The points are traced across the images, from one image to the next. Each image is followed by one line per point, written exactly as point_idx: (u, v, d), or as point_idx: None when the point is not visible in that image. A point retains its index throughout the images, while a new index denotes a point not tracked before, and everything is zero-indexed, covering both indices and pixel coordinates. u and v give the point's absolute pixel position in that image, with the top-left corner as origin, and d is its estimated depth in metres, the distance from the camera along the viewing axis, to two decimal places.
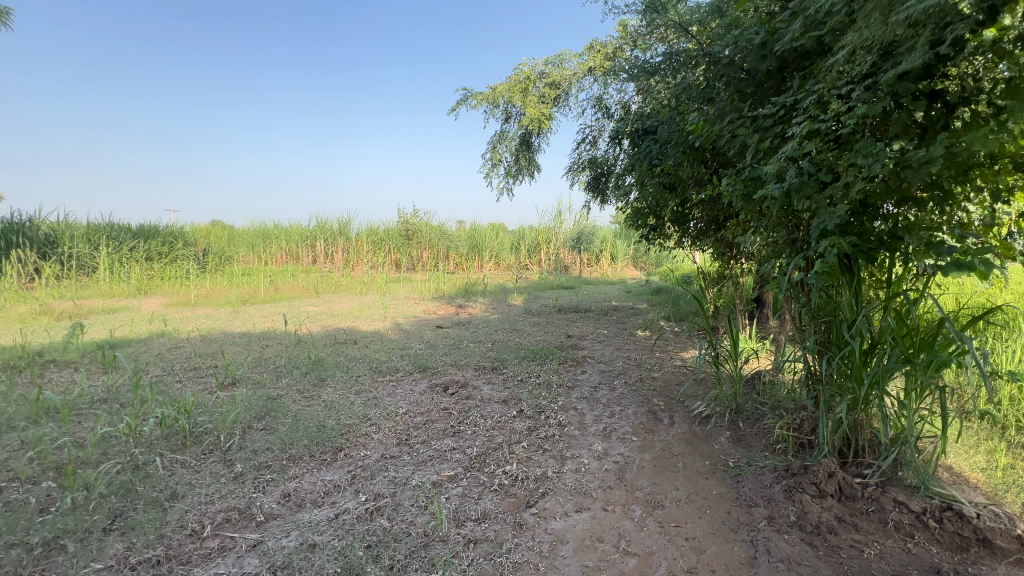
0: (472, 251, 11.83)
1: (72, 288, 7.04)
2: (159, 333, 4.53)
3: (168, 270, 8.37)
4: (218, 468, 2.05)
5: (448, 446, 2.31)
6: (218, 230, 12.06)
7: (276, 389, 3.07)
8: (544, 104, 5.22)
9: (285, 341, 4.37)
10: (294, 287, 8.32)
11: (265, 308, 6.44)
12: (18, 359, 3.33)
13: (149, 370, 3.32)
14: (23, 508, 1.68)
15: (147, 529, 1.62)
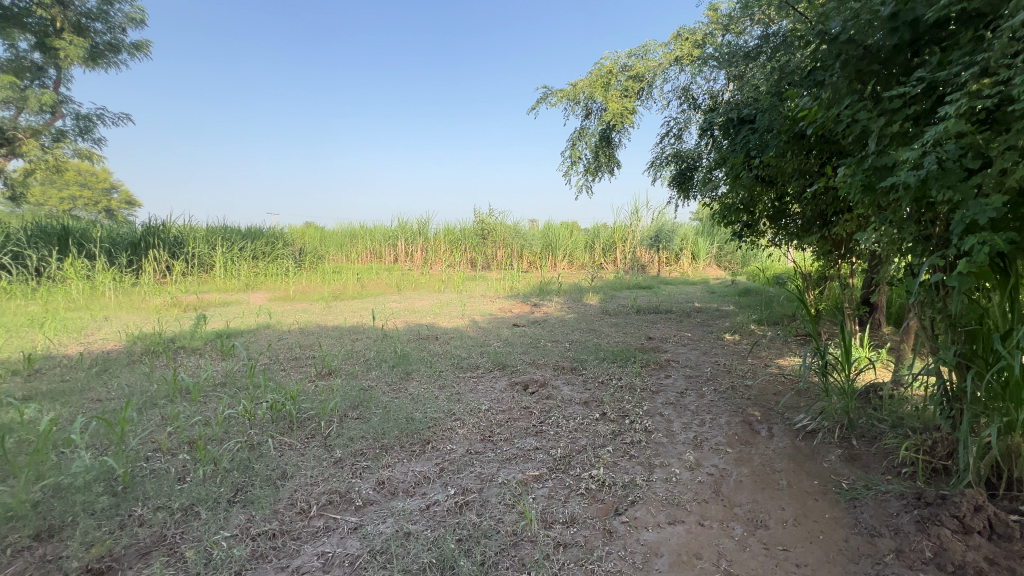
0: (546, 250, 11.83)
1: (195, 283, 8.02)
2: (266, 325, 5.01)
3: (271, 267, 9.25)
4: (320, 452, 2.21)
5: (531, 445, 2.31)
6: (313, 231, 13.11)
7: (367, 380, 3.25)
8: (627, 98, 5.07)
9: (373, 335, 4.63)
10: (378, 284, 8.82)
11: (353, 304, 6.88)
12: (157, 345, 3.84)
13: (259, 358, 3.67)
14: (165, 475, 1.92)
15: (264, 504, 1.78)
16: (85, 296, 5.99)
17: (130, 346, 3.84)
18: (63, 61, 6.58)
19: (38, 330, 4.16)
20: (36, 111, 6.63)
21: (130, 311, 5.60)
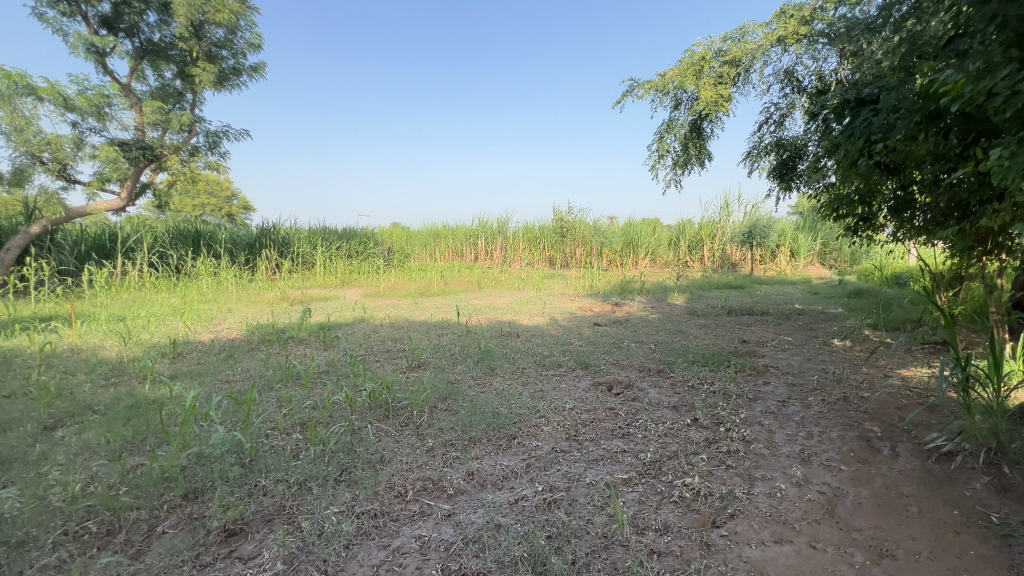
0: (626, 247, 11.51)
1: (300, 278, 8.84)
2: (361, 319, 5.40)
3: (363, 265, 9.93)
4: (413, 440, 2.33)
5: (618, 447, 2.25)
6: (401, 231, 13.89)
7: (454, 374, 3.37)
8: (721, 85, 4.77)
9: (457, 330, 4.80)
10: (460, 282, 9.11)
11: (437, 300, 7.18)
12: (271, 335, 4.28)
13: (356, 349, 3.96)
14: (282, 451, 2.13)
15: (366, 485, 1.91)
16: (212, 290, 6.84)
17: (250, 335, 4.34)
18: (198, 86, 7.56)
19: (179, 320, 4.82)
20: (177, 131, 7.67)
21: (248, 304, 6.30)
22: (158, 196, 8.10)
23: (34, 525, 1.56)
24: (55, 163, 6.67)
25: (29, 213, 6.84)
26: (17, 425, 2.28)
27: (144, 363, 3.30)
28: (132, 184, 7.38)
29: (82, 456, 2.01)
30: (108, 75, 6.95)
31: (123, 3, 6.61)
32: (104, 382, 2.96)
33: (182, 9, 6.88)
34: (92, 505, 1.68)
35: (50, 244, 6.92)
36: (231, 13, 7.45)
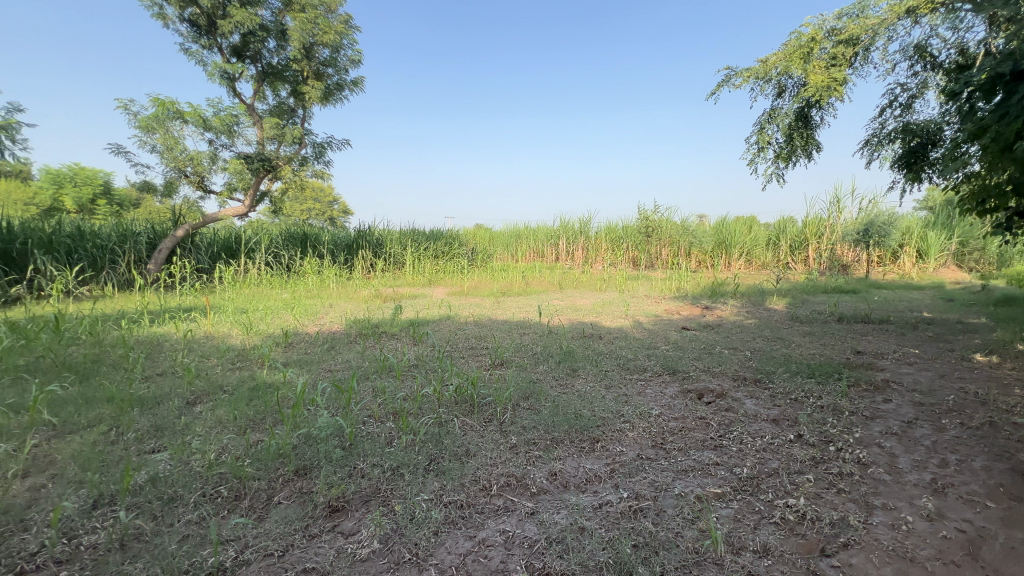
0: (718, 247, 10.81)
1: (391, 277, 9.43)
2: (446, 316, 5.63)
3: (449, 265, 10.33)
4: (497, 436, 2.38)
5: (710, 459, 2.13)
6: (484, 233, 14.28)
7: (535, 373, 3.40)
8: (834, 67, 4.30)
9: (539, 330, 4.83)
10: (541, 282, 9.14)
11: (519, 300, 7.27)
12: (367, 329, 4.61)
13: (443, 345, 4.13)
14: (378, 437, 2.29)
15: (453, 476, 1.99)
16: (317, 287, 7.52)
17: (349, 329, 4.71)
18: (308, 102, 8.35)
19: (290, 313, 5.36)
20: (290, 144, 8.54)
21: (347, 300, 6.84)
22: (274, 203, 9.07)
23: (181, 485, 1.82)
24: (196, 176, 7.75)
25: (175, 219, 8.01)
26: (167, 399, 2.69)
27: (262, 351, 3.72)
28: (253, 192, 8.35)
29: (216, 429, 2.30)
30: (237, 97, 7.92)
31: (249, 33, 7.53)
32: (232, 366, 3.37)
33: (296, 34, 7.65)
34: (223, 473, 1.92)
35: (191, 246, 8.04)
36: (337, 34, 8.12)
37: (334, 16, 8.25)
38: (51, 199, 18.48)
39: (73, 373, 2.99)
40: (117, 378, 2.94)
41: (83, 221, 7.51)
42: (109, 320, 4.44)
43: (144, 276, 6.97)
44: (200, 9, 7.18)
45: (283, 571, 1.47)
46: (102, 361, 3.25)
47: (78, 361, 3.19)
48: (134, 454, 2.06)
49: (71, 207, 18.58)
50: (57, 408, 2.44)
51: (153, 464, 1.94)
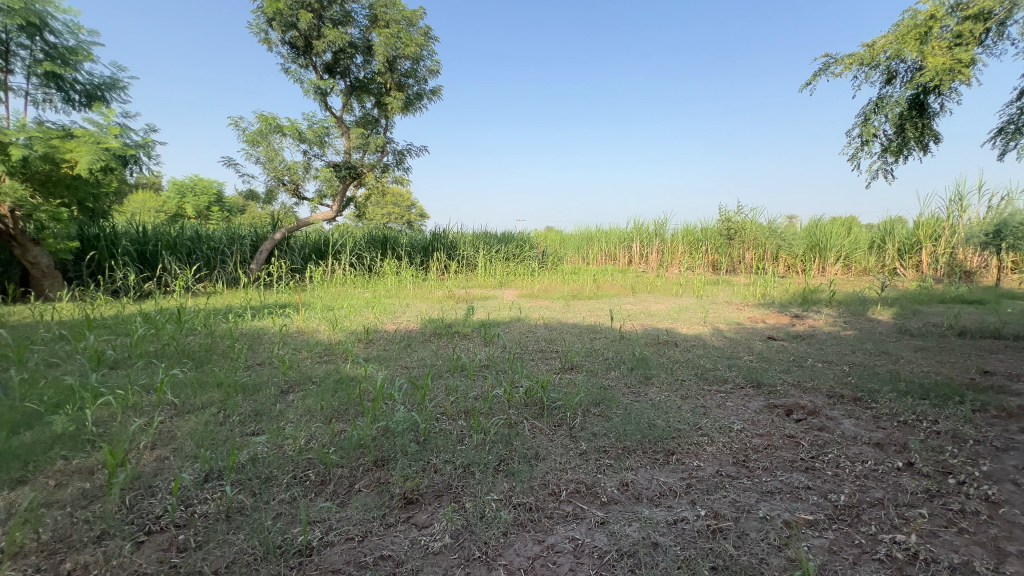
0: (810, 251, 9.95)
1: (464, 278, 9.70)
2: (517, 318, 5.68)
3: (519, 267, 10.42)
4: (567, 441, 2.35)
5: (800, 482, 1.95)
6: (555, 235, 14.26)
7: (607, 379, 3.32)
8: (959, 46, 3.78)
9: (611, 335, 4.72)
10: (613, 286, 8.93)
11: (590, 304, 7.16)
12: (441, 329, 4.77)
13: (513, 347, 4.17)
14: (450, 435, 2.36)
15: (523, 478, 2.00)
16: (395, 287, 7.92)
17: (424, 327, 4.92)
18: (390, 112, 8.81)
19: (371, 311, 5.69)
20: (374, 152, 9.08)
21: (422, 301, 7.13)
22: (359, 208, 9.70)
23: (276, 467, 1.99)
24: (292, 184, 8.49)
25: (274, 223, 8.83)
26: (265, 387, 2.96)
27: (347, 346, 3.98)
28: (341, 198, 8.98)
29: (306, 417, 2.50)
30: (328, 111, 8.58)
31: (340, 51, 8.14)
32: (320, 359, 3.65)
33: (380, 48, 8.13)
34: (312, 459, 2.07)
35: (286, 247, 8.84)
36: (418, 46, 8.49)
37: (416, 29, 8.65)
38: (176, 206, 21.17)
39: (190, 360, 3.39)
40: (225, 366, 3.29)
41: (200, 226, 8.53)
42: (220, 314, 4.98)
43: (248, 275, 7.75)
44: (299, 32, 7.87)
45: (361, 555, 1.55)
46: (214, 350, 3.66)
47: (195, 349, 3.61)
48: (238, 435, 2.29)
49: (192, 214, 21.15)
50: (178, 390, 2.78)
51: (253, 446, 2.15)
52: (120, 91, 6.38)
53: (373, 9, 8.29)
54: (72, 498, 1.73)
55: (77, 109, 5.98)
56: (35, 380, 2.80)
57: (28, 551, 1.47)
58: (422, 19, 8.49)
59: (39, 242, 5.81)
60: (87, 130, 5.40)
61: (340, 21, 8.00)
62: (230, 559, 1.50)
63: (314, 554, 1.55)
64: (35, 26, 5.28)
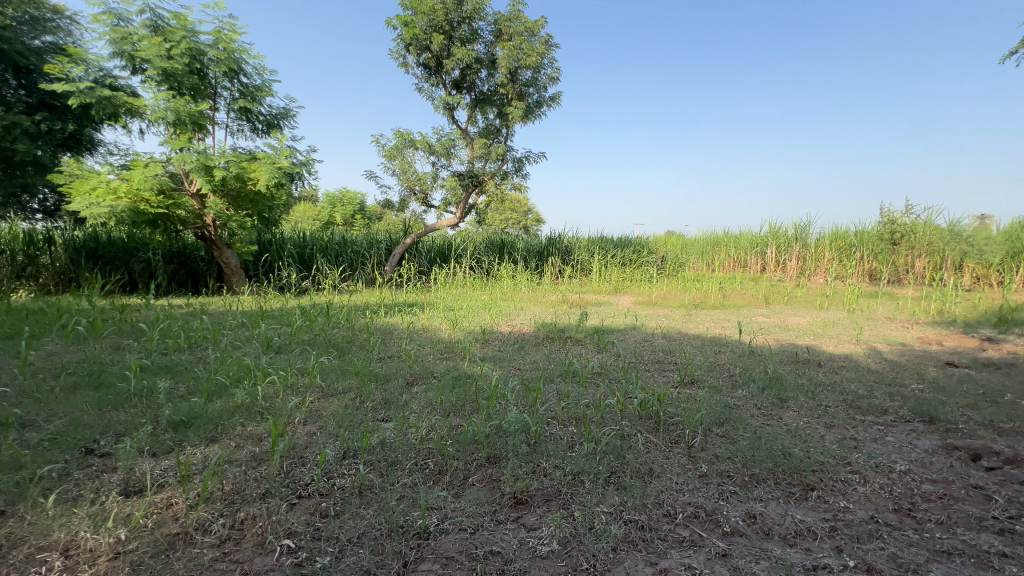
0: (1011, 259, 8.02)
1: (578, 283, 9.62)
2: (633, 326, 5.47)
3: (636, 273, 10.05)
4: (684, 461, 2.19)
5: (991, 547, 1.59)
6: (676, 240, 13.51)
7: (732, 398, 3.03)
8: None
9: (738, 350, 4.30)
10: (742, 295, 8.14)
11: (714, 314, 6.62)
12: (553, 333, 4.81)
13: (628, 356, 4.03)
14: (560, 440, 2.34)
15: (635, 493, 1.91)
16: (511, 290, 8.19)
17: (538, 331, 4.99)
18: (510, 120, 9.09)
19: (488, 313, 5.95)
20: (494, 161, 9.49)
21: (536, 304, 7.25)
22: (480, 214, 10.21)
23: (400, 452, 2.17)
24: (422, 193, 9.26)
25: (406, 230, 9.70)
26: (394, 377, 3.26)
27: (465, 345, 4.21)
28: (464, 205, 9.54)
29: (427, 409, 2.69)
30: (455, 124, 9.18)
31: (467, 67, 8.68)
32: (441, 356, 3.91)
33: (503, 61, 8.49)
34: (431, 449, 2.22)
35: (414, 251, 9.68)
36: (539, 55, 8.67)
37: (537, 39, 8.87)
38: (329, 215, 24.42)
39: (335, 350, 3.88)
40: (362, 357, 3.70)
41: (346, 232, 9.72)
42: (359, 310, 5.62)
43: (382, 276, 8.63)
44: (431, 53, 8.57)
45: (473, 547, 1.62)
46: (353, 342, 4.14)
47: (339, 341, 4.12)
48: (371, 420, 2.55)
49: (341, 222, 24.20)
50: (325, 375, 3.19)
51: (382, 431, 2.37)
52: (290, 119, 7.54)
53: (497, 24, 8.71)
54: (246, 459, 2.08)
55: (260, 136, 7.21)
56: (224, 358, 3.43)
57: (215, 497, 1.80)
58: (543, 28, 8.67)
59: (230, 247, 7.13)
60: (266, 153, 6.49)
61: (467, 39, 8.55)
62: (362, 530, 1.67)
63: (431, 539, 1.65)
64: (234, 71, 6.50)
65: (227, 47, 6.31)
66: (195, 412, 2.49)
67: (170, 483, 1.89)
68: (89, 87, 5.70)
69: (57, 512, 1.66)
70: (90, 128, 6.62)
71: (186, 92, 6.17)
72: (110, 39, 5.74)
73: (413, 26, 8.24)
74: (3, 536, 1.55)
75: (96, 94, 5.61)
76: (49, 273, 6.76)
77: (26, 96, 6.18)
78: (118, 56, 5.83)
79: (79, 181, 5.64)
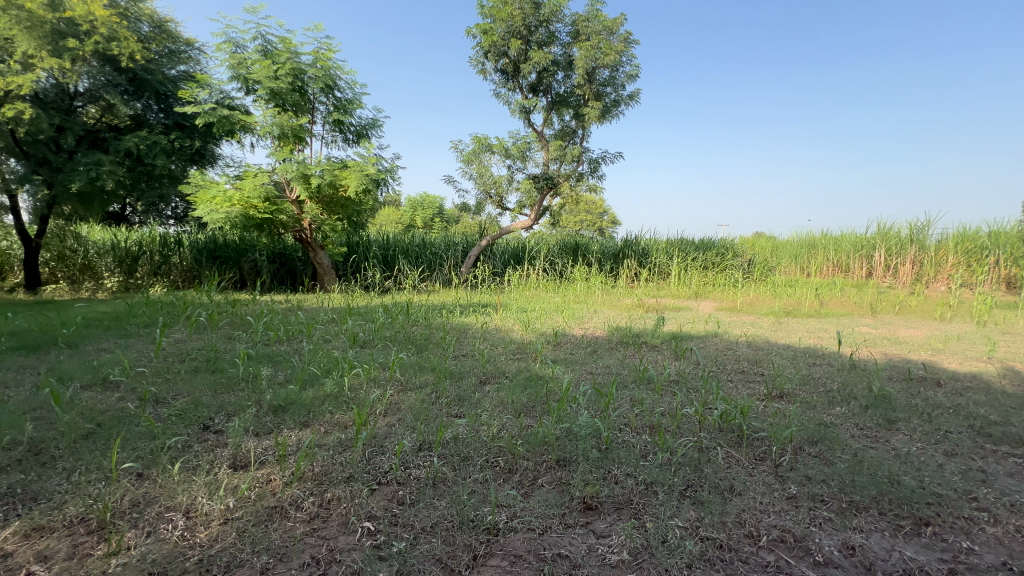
0: None
1: (654, 288, 9.15)
2: (714, 333, 5.17)
3: (719, 277, 9.46)
4: (771, 480, 2.03)
5: None
6: (765, 242, 12.52)
7: (828, 415, 2.75)
8: None
9: (837, 363, 3.90)
10: (843, 303, 7.35)
11: (809, 323, 6.05)
12: (628, 338, 4.67)
13: (708, 364, 3.80)
14: (633, 448, 2.27)
15: (713, 510, 1.80)
16: (584, 293, 8.09)
17: (611, 335, 4.89)
18: (586, 121, 8.98)
19: (560, 316, 5.92)
20: (570, 162, 9.43)
21: (610, 308, 7.08)
22: (554, 216, 10.19)
23: (472, 448, 2.23)
24: (498, 196, 9.45)
25: (481, 232, 9.94)
26: (468, 375, 3.36)
27: (537, 347, 4.23)
28: (538, 207, 9.59)
29: (499, 408, 2.74)
30: (531, 127, 9.26)
31: (544, 70, 8.73)
32: (513, 357, 3.95)
33: (580, 61, 8.43)
34: (502, 447, 2.25)
35: (489, 253, 9.89)
36: (617, 54, 8.50)
37: (616, 37, 8.70)
38: (410, 218, 25.73)
39: (413, 346, 4.07)
40: (438, 355, 3.85)
41: (426, 235, 10.18)
42: (436, 309, 5.85)
43: (458, 277, 8.91)
44: (509, 59, 8.73)
45: (541, 548, 1.62)
46: (430, 339, 4.32)
47: (417, 338, 4.33)
48: (445, 415, 2.65)
49: (421, 225, 25.37)
50: (404, 370, 3.36)
51: (455, 427, 2.45)
52: (377, 129, 8.04)
53: (575, 25, 8.67)
54: (333, 444, 2.25)
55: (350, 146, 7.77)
56: (316, 350, 3.74)
57: (306, 477, 1.97)
58: (622, 25, 8.48)
59: (323, 248, 7.74)
60: (356, 162, 6.97)
61: (544, 42, 8.59)
62: (435, 520, 1.74)
63: (500, 535, 1.68)
64: (329, 86, 7.03)
65: (324, 65, 6.86)
66: (291, 399, 2.74)
67: (270, 461, 2.09)
68: (212, 108, 6.50)
69: (180, 478, 1.91)
70: (212, 143, 7.51)
71: (289, 108, 6.81)
72: (229, 65, 6.50)
73: (492, 33, 8.45)
74: (140, 494, 1.81)
75: (217, 113, 6.38)
76: (178, 271, 7.84)
77: (163, 118, 7.14)
78: (235, 79, 6.58)
79: (202, 191, 6.44)
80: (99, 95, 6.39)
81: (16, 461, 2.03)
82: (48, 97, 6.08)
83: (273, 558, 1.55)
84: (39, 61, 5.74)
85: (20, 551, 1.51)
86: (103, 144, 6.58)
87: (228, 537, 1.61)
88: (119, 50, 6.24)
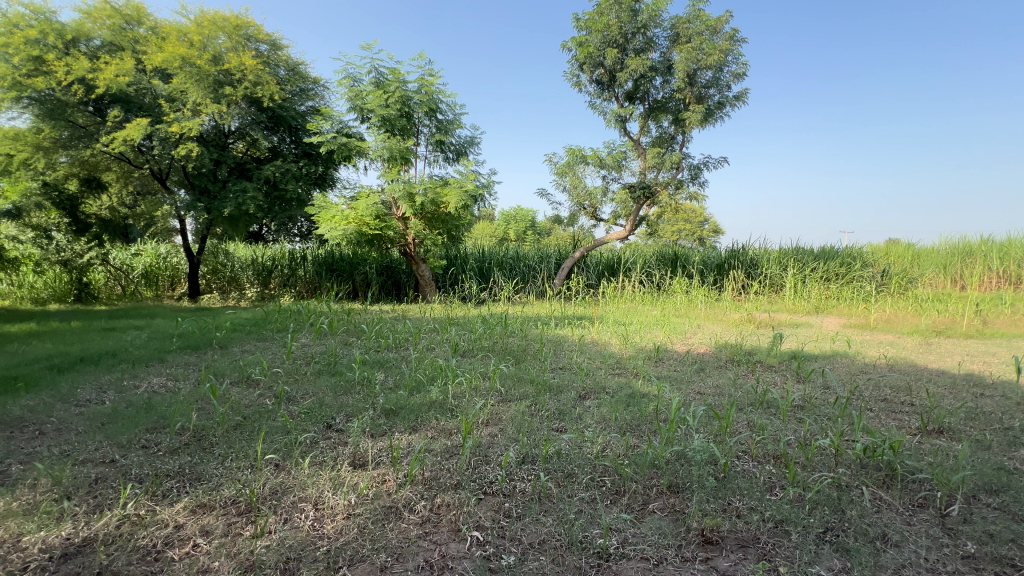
0: None
1: (766, 302, 8.30)
2: (845, 353, 4.56)
3: (846, 289, 8.37)
4: (936, 532, 1.71)
5: None
6: (899, 250, 10.69)
7: (1008, 458, 2.27)
8: None
9: (1014, 396, 3.22)
10: (1015, 323, 6.09)
11: (969, 345, 5.09)
12: (739, 356, 4.28)
13: (840, 390, 3.32)
14: (756, 479, 2.04)
15: (864, 561, 1.55)
16: (684, 306, 7.66)
17: (719, 352, 4.54)
18: (687, 126, 8.52)
19: (661, 330, 5.64)
20: (669, 170, 9.02)
21: (715, 322, 6.60)
22: (651, 226, 9.80)
23: (577, 465, 2.17)
24: (592, 207, 9.33)
25: (575, 243, 9.87)
26: (566, 389, 3.30)
27: (637, 363, 4.04)
28: (634, 218, 9.27)
29: (603, 425, 2.65)
30: (626, 136, 9.05)
31: (641, 77, 8.51)
32: (612, 372, 3.82)
33: (681, 65, 8.08)
34: (608, 466, 2.15)
35: (583, 265, 9.81)
36: (722, 53, 8.01)
37: (720, 36, 8.23)
38: (504, 231, 26.52)
39: (512, 358, 4.12)
40: (536, 367, 3.84)
41: (520, 247, 10.33)
42: (532, 321, 5.88)
43: (552, 288, 8.90)
44: (605, 69, 8.63)
45: None
46: (527, 351, 4.35)
47: (515, 349, 4.38)
48: (548, 428, 2.62)
49: (514, 236, 26.03)
50: (505, 381, 3.40)
51: (559, 441, 2.40)
52: (476, 146, 8.40)
53: (675, 28, 8.36)
54: (440, 450, 2.33)
55: (450, 164, 8.19)
56: (422, 358, 3.94)
57: (417, 480, 2.05)
58: (727, 23, 8.01)
59: (425, 261, 8.20)
60: (456, 179, 7.33)
61: (642, 49, 8.39)
62: (543, 538, 1.70)
63: (611, 562, 1.59)
64: (432, 109, 7.47)
65: (429, 90, 7.33)
66: (401, 403, 2.90)
67: (385, 462, 2.22)
68: (334, 137, 7.26)
69: (310, 472, 2.09)
70: (333, 168, 8.34)
71: (397, 132, 7.38)
72: (348, 97, 7.22)
73: (587, 45, 8.45)
74: (278, 483, 2.02)
75: (338, 141, 7.12)
76: (302, 282, 8.86)
77: (294, 148, 8.09)
78: (352, 110, 7.29)
79: (324, 211, 7.18)
80: (246, 132, 7.50)
81: (185, 444, 2.39)
82: (209, 137, 7.33)
83: (390, 558, 1.62)
84: (203, 107, 6.83)
85: (188, 524, 1.76)
86: (248, 173, 7.62)
87: (351, 532, 1.73)
88: (262, 93, 7.19)
